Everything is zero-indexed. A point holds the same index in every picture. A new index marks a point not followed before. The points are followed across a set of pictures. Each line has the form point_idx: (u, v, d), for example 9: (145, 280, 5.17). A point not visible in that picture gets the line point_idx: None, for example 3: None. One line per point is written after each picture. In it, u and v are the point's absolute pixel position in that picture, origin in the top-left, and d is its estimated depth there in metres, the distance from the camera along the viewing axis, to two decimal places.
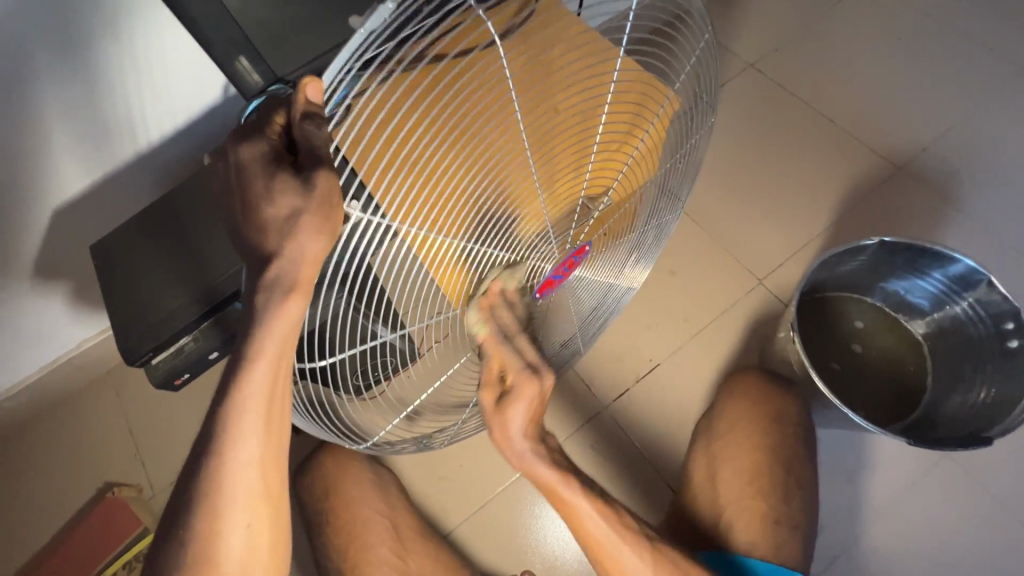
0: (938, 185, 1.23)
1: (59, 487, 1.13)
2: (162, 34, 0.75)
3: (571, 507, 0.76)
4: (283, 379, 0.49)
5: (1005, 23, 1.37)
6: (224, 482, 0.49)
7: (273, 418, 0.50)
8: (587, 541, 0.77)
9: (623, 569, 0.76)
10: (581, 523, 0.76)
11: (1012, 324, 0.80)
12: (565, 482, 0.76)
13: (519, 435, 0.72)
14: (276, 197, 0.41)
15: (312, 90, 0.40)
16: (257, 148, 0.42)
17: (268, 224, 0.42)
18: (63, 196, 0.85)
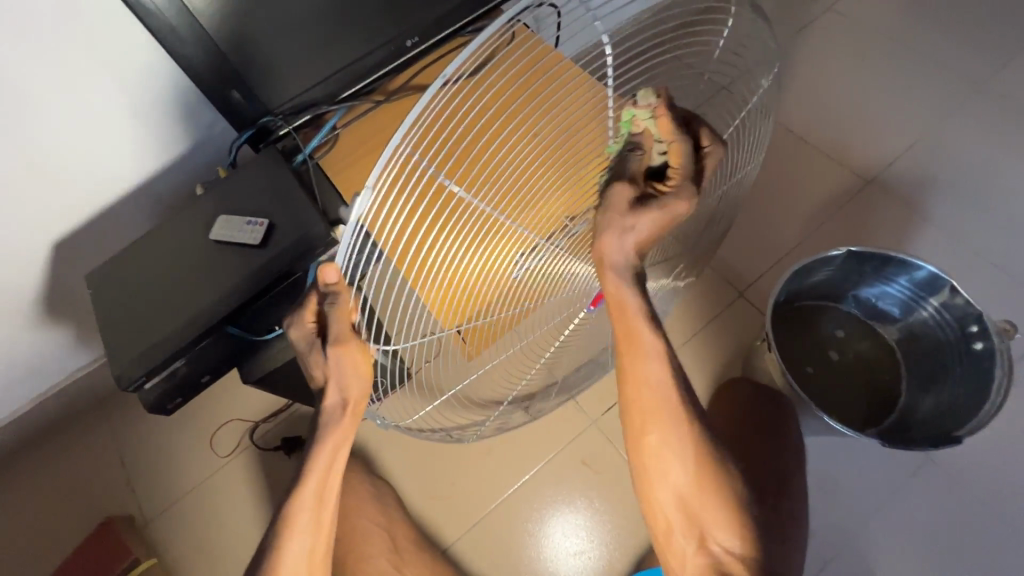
0: (907, 197, 1.28)
1: (49, 517, 1.13)
2: (156, 70, 0.80)
3: (642, 349, 0.62)
4: (330, 488, 0.61)
5: (962, 43, 1.45)
6: (281, 562, 0.61)
7: (320, 518, 0.62)
8: (636, 395, 0.64)
9: (666, 423, 0.64)
10: (641, 367, 0.63)
11: (976, 327, 0.84)
12: (651, 319, 0.61)
13: (626, 249, 0.55)
14: (310, 365, 0.53)
15: (329, 274, 0.46)
16: (300, 327, 0.52)
17: (317, 368, 0.52)
18: (62, 225, 0.88)
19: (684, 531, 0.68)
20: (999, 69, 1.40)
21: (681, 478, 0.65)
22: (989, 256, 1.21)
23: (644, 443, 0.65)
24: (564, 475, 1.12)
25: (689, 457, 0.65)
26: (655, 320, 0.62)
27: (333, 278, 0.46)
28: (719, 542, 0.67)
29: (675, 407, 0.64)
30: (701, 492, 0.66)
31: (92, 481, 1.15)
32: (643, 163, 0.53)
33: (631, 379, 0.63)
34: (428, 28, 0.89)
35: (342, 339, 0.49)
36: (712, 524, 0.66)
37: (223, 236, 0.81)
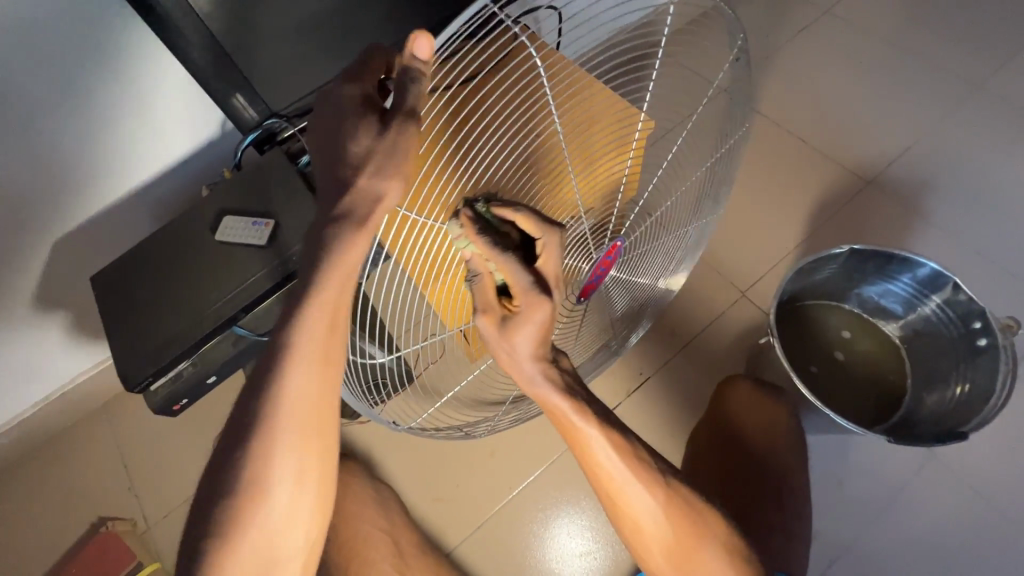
0: (907, 198, 1.29)
1: (51, 523, 1.12)
2: (162, 72, 0.80)
3: (582, 438, 0.61)
4: (316, 415, 0.54)
5: (958, 43, 1.46)
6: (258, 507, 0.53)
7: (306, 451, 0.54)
8: (596, 472, 0.64)
9: (624, 491, 0.64)
10: (591, 452, 0.62)
11: (979, 323, 0.84)
12: (579, 410, 0.60)
13: (526, 360, 0.56)
14: (356, 133, 0.48)
15: (420, 45, 0.44)
16: (355, 87, 0.49)
17: (346, 156, 0.48)
18: (67, 229, 0.88)
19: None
20: (995, 69, 1.42)
21: (654, 528, 0.66)
22: (989, 256, 1.22)
23: (623, 512, 0.66)
24: (567, 476, 1.12)
25: (659, 521, 0.65)
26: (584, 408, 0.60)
27: (420, 53, 0.44)
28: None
29: (631, 479, 0.63)
30: (683, 544, 0.66)
31: (94, 486, 1.15)
32: (485, 287, 0.53)
33: (587, 464, 0.64)
34: (430, 31, 0.89)
35: (384, 133, 0.46)
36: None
37: (228, 237, 0.81)
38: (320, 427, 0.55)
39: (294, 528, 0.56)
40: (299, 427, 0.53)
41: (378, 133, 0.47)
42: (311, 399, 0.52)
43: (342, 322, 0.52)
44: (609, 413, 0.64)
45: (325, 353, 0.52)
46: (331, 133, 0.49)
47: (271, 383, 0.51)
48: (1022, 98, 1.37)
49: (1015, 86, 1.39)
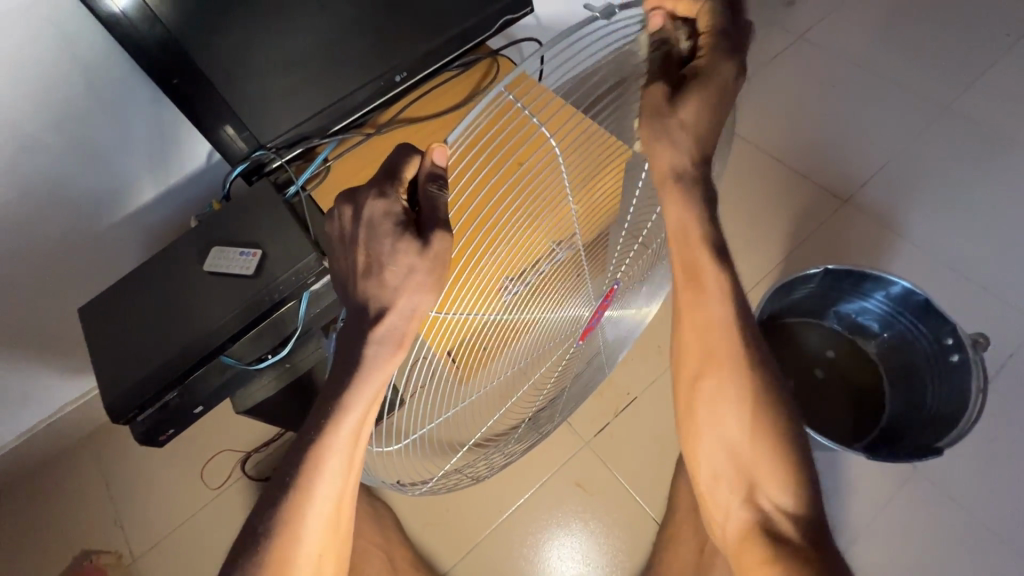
0: (882, 216, 1.32)
1: (36, 556, 1.11)
2: (151, 104, 0.82)
3: (704, 288, 0.66)
4: (346, 491, 0.59)
5: (927, 66, 1.52)
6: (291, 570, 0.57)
7: (338, 518, 0.60)
8: (699, 337, 0.68)
9: (725, 372, 0.67)
10: (701, 309, 0.67)
11: (951, 340, 0.86)
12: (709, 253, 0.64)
13: (676, 150, 0.57)
14: (398, 253, 0.46)
15: (439, 155, 0.44)
16: (388, 205, 0.47)
17: (388, 275, 0.48)
18: (58, 259, 0.90)
19: (728, 478, 0.69)
20: (964, 90, 1.47)
21: (736, 436, 0.67)
22: (964, 271, 1.25)
23: (700, 392, 0.69)
24: (559, 498, 1.12)
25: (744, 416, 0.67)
26: (716, 250, 0.64)
27: (443, 161, 0.44)
28: (766, 492, 0.67)
29: (731, 355, 0.67)
30: (753, 452, 0.66)
31: (80, 517, 1.14)
32: (670, 52, 0.58)
33: (691, 326, 0.68)
34: (416, 63, 0.93)
35: (433, 246, 0.46)
36: (764, 479, 0.67)
37: (216, 266, 0.83)
38: (349, 496, 0.60)
39: None
40: (324, 524, 0.58)
41: (423, 248, 0.46)
42: (335, 501, 0.58)
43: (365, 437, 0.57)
44: (737, 284, 0.67)
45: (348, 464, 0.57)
46: (368, 251, 0.48)
47: (299, 491, 0.56)
48: (989, 119, 1.42)
49: (983, 107, 1.44)
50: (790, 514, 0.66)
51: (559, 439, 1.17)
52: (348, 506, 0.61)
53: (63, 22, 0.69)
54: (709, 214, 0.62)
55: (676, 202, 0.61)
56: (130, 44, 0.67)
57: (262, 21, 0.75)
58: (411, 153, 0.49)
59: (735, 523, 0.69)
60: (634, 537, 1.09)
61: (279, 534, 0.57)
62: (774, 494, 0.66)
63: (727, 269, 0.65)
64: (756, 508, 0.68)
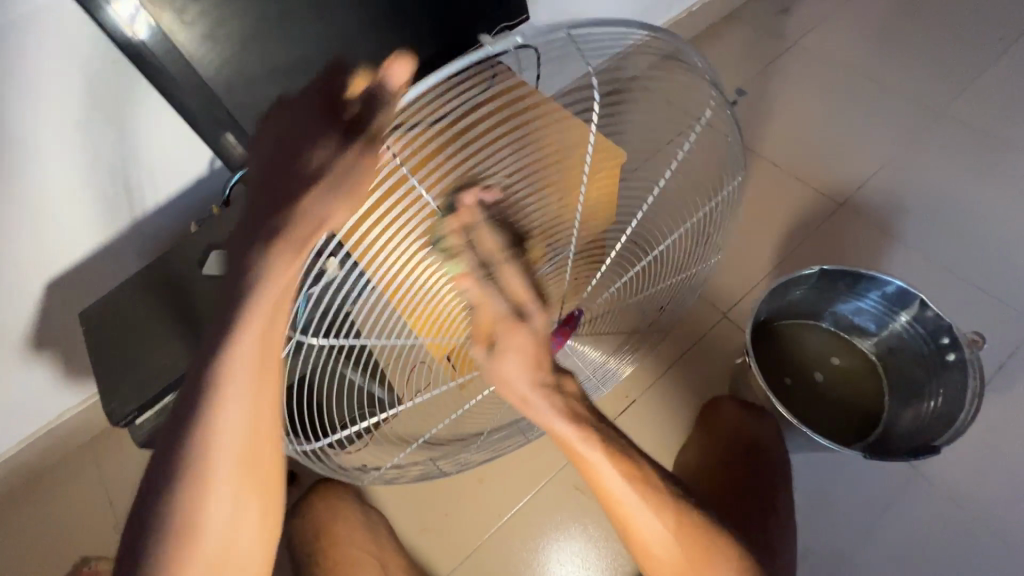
0: (877, 219, 1.33)
1: (34, 564, 1.11)
2: (153, 109, 0.83)
3: (591, 467, 0.66)
4: (270, 354, 0.48)
5: (920, 71, 1.53)
6: (211, 460, 0.48)
7: (260, 399, 0.48)
8: (606, 494, 0.68)
9: (637, 516, 0.69)
10: (599, 480, 0.67)
11: (947, 339, 0.87)
12: (584, 438, 0.64)
13: (522, 383, 0.60)
14: (311, 151, 0.42)
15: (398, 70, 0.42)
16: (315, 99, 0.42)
17: (303, 176, 0.42)
18: (58, 265, 0.90)
19: None
20: (955, 94, 1.49)
21: (669, 553, 0.71)
22: (960, 272, 1.25)
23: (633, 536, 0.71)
24: (558, 501, 1.12)
25: (670, 547, 0.70)
26: (591, 433, 0.64)
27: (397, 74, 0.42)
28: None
29: (643, 499, 0.68)
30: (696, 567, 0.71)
31: (79, 524, 1.14)
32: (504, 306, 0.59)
33: (598, 491, 0.69)
34: None
35: (357, 151, 0.42)
36: None
37: (215, 269, 0.84)
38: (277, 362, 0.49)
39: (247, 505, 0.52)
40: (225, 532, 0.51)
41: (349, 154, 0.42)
42: (252, 369, 0.47)
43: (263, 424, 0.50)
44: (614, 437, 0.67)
45: (248, 454, 0.50)
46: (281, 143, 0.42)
47: (196, 433, 0.46)
48: (983, 122, 1.44)
49: (976, 110, 1.46)
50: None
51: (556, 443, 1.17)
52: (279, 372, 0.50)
53: (64, 30, 0.70)
54: (568, 407, 0.63)
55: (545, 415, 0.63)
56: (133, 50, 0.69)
57: (260, 29, 0.76)
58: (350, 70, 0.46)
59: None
60: None
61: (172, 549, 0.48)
62: None
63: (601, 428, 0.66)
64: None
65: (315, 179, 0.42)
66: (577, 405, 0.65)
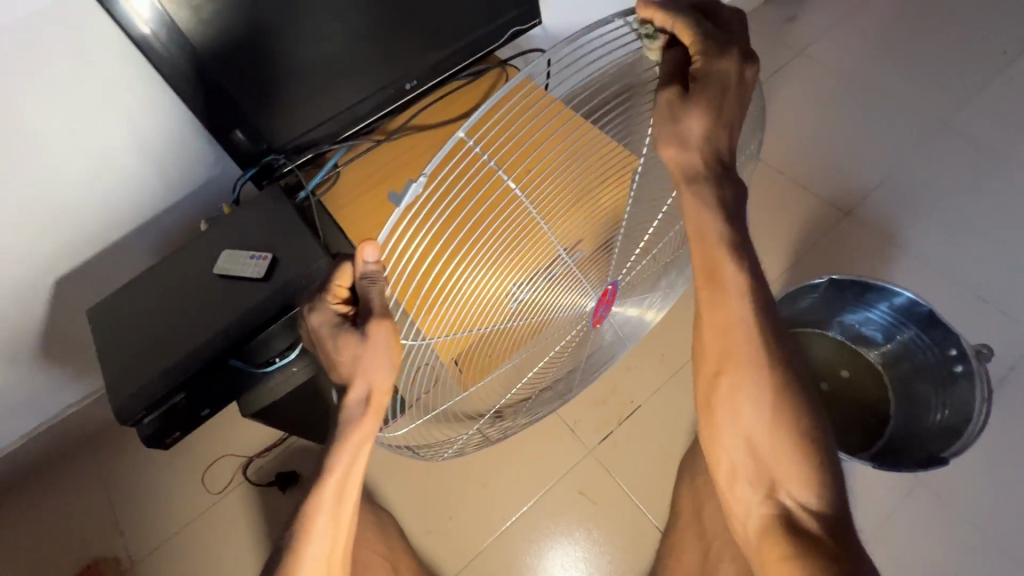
0: (883, 228, 1.34)
1: (33, 563, 1.10)
2: (165, 106, 0.83)
3: (722, 287, 0.63)
4: (349, 488, 0.61)
5: (925, 81, 1.54)
6: (301, 560, 0.61)
7: (341, 514, 0.62)
8: (726, 327, 0.64)
9: (743, 370, 0.64)
10: (728, 305, 0.63)
11: (955, 350, 0.87)
12: (735, 249, 0.61)
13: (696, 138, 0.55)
14: (342, 347, 0.53)
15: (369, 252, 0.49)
16: (326, 314, 0.55)
17: (342, 365, 0.54)
18: (66, 260, 0.90)
19: (751, 473, 0.66)
20: (961, 106, 1.50)
21: (753, 424, 0.64)
22: (965, 283, 1.26)
23: (721, 387, 0.66)
24: (562, 506, 1.12)
25: (763, 411, 0.64)
26: (738, 249, 0.62)
27: (371, 258, 0.49)
28: (787, 489, 0.63)
29: (753, 353, 0.64)
30: (772, 445, 0.64)
31: (79, 523, 1.13)
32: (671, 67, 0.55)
33: (713, 323, 0.65)
34: (426, 72, 0.95)
35: (371, 337, 0.51)
36: (786, 476, 0.63)
37: (225, 270, 0.83)
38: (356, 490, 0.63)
39: None
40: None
41: (362, 340, 0.51)
42: (337, 496, 0.61)
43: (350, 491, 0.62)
44: (762, 280, 0.64)
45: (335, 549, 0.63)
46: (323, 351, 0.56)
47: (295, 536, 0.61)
48: (988, 134, 1.45)
49: (980, 122, 1.47)
50: (811, 512, 0.62)
51: (562, 444, 1.17)
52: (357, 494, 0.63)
53: (78, 26, 0.70)
54: (733, 215, 0.60)
55: (693, 212, 0.60)
56: (138, 46, 0.68)
57: (275, 28, 0.76)
58: (344, 263, 0.54)
59: (754, 523, 0.66)
60: (637, 546, 1.08)
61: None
62: (795, 492, 0.63)
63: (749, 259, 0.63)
64: (773, 504, 0.64)
65: (351, 361, 0.54)
66: (736, 216, 0.60)
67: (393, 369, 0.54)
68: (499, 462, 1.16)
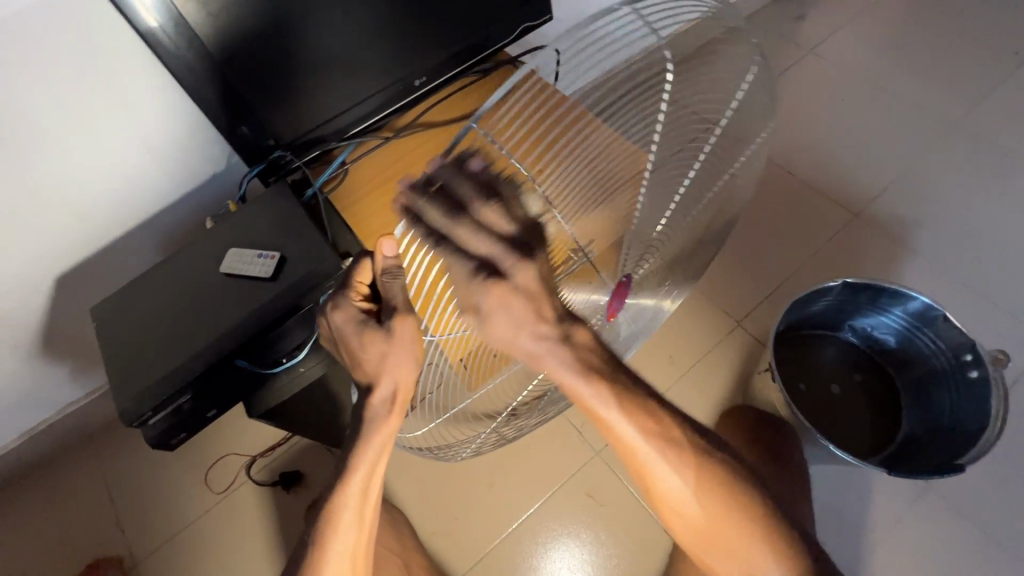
0: (893, 231, 1.33)
1: (34, 561, 1.08)
2: (169, 99, 0.81)
3: (606, 420, 0.61)
4: (371, 486, 0.70)
5: (936, 82, 1.53)
6: (328, 547, 0.70)
7: (363, 509, 0.71)
8: (625, 446, 0.64)
9: (659, 472, 0.66)
10: (615, 432, 0.62)
11: (970, 356, 0.86)
12: (600, 399, 0.59)
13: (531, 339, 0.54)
14: (367, 344, 0.59)
15: (386, 247, 0.52)
16: (346, 311, 0.61)
17: (369, 363, 0.60)
18: (69, 256, 0.88)
19: (714, 555, 0.71)
20: (972, 107, 1.48)
21: (690, 506, 0.68)
22: (976, 287, 1.25)
23: (652, 489, 0.68)
24: (569, 509, 1.11)
25: (693, 502, 0.67)
26: (603, 398, 0.59)
27: (389, 253, 0.52)
28: (751, 569, 0.70)
29: (664, 452, 0.64)
30: (713, 521, 0.68)
31: (81, 521, 1.11)
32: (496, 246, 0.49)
33: (612, 439, 0.64)
34: (435, 68, 0.93)
35: (394, 333, 0.57)
36: (746, 555, 0.69)
37: (233, 268, 0.82)
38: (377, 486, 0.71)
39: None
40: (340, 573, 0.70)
41: (387, 336, 0.58)
42: (360, 493, 0.69)
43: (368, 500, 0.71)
44: (632, 388, 0.62)
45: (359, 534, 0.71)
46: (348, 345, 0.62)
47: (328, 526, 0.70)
48: (999, 136, 1.43)
49: (991, 124, 1.45)
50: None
51: (569, 446, 1.16)
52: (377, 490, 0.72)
53: (81, 16, 0.68)
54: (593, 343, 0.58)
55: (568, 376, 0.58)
56: (142, 37, 0.65)
57: (284, 21, 0.74)
58: (362, 268, 0.60)
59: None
60: (645, 550, 1.07)
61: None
62: (761, 569, 0.69)
63: (616, 373, 0.60)
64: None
65: (375, 362, 0.60)
66: (590, 352, 0.58)
67: (414, 365, 0.60)
68: (506, 463, 1.15)
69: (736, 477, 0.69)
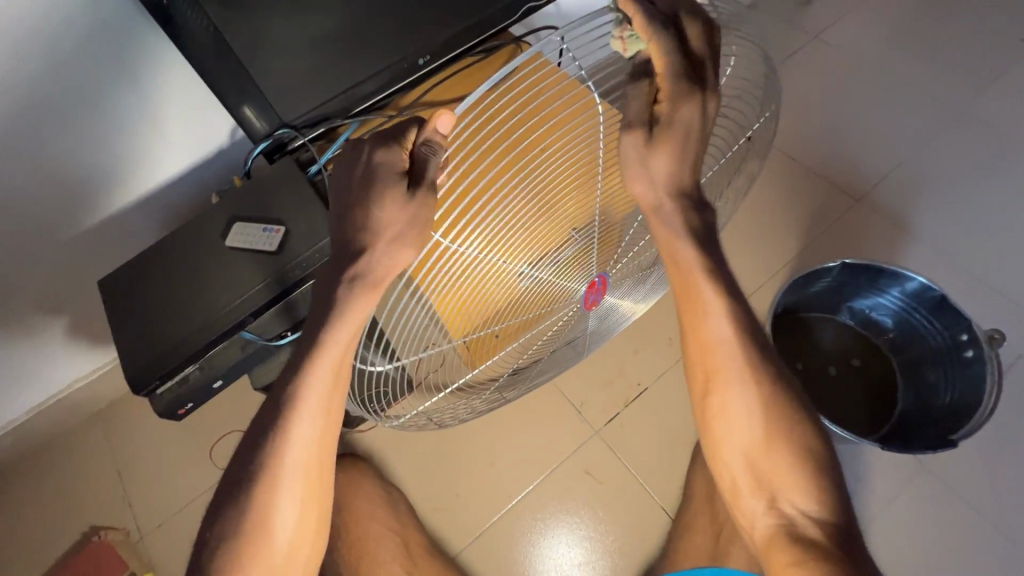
0: (894, 215, 1.33)
1: (44, 532, 1.11)
2: (174, 73, 0.81)
3: (698, 304, 0.65)
4: (319, 432, 0.62)
5: (940, 68, 1.53)
6: (270, 503, 0.61)
7: (313, 458, 0.63)
8: (706, 343, 0.66)
9: (730, 381, 0.66)
10: (706, 320, 0.66)
11: (966, 336, 0.87)
12: (704, 271, 0.64)
13: (655, 186, 0.59)
14: (384, 203, 0.52)
15: (444, 121, 0.50)
16: (387, 157, 0.52)
17: (374, 222, 0.53)
18: (75, 231, 0.89)
19: (751, 488, 0.67)
20: (977, 93, 1.48)
21: (750, 430, 0.65)
22: (975, 272, 1.26)
23: (711, 405, 0.68)
24: (569, 486, 1.13)
25: (756, 424, 0.65)
26: (707, 272, 0.64)
27: (444, 127, 0.50)
28: (788, 498, 0.64)
29: (739, 366, 0.65)
30: (769, 456, 0.64)
31: (89, 494, 1.14)
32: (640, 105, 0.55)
33: (695, 335, 0.67)
34: (440, 47, 0.92)
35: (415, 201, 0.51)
36: (786, 482, 0.64)
37: (239, 242, 0.83)
38: (329, 432, 0.63)
39: (301, 535, 0.64)
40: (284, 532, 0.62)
41: (405, 199, 0.51)
42: (310, 439, 0.61)
43: (328, 440, 0.63)
44: (732, 289, 0.66)
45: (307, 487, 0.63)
46: (360, 201, 0.54)
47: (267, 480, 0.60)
48: (1003, 122, 1.43)
49: (996, 111, 1.45)
50: (809, 515, 0.63)
51: (569, 426, 1.18)
52: (329, 437, 0.64)
53: None
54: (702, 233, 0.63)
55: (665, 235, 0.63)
56: None
57: None
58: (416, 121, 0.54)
59: (762, 531, 0.67)
60: (643, 525, 1.09)
61: (252, 525, 0.60)
62: (797, 500, 0.64)
63: (724, 279, 0.65)
64: (779, 514, 0.65)
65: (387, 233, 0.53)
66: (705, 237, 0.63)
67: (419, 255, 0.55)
68: (507, 440, 1.17)
69: (804, 416, 0.65)
